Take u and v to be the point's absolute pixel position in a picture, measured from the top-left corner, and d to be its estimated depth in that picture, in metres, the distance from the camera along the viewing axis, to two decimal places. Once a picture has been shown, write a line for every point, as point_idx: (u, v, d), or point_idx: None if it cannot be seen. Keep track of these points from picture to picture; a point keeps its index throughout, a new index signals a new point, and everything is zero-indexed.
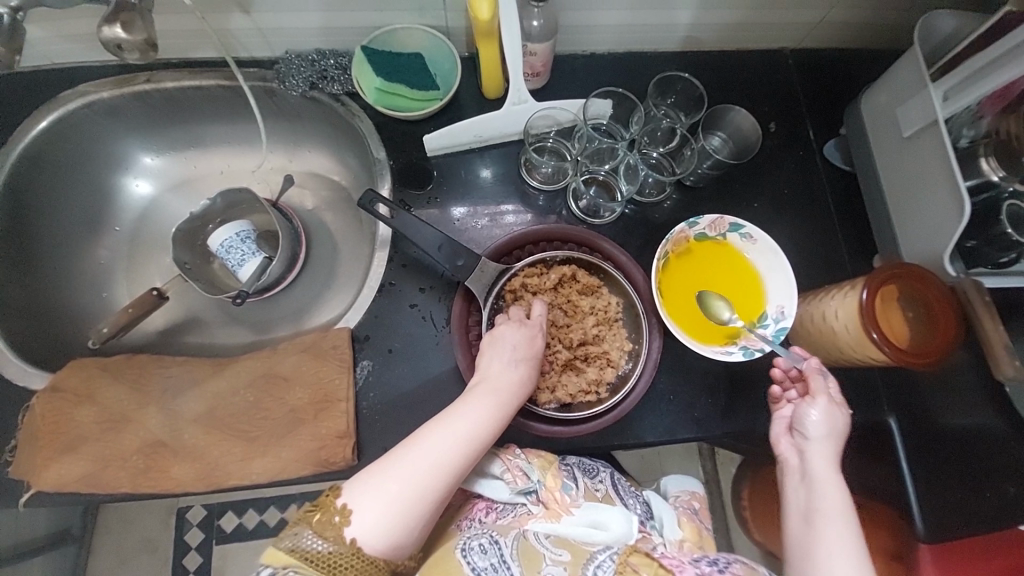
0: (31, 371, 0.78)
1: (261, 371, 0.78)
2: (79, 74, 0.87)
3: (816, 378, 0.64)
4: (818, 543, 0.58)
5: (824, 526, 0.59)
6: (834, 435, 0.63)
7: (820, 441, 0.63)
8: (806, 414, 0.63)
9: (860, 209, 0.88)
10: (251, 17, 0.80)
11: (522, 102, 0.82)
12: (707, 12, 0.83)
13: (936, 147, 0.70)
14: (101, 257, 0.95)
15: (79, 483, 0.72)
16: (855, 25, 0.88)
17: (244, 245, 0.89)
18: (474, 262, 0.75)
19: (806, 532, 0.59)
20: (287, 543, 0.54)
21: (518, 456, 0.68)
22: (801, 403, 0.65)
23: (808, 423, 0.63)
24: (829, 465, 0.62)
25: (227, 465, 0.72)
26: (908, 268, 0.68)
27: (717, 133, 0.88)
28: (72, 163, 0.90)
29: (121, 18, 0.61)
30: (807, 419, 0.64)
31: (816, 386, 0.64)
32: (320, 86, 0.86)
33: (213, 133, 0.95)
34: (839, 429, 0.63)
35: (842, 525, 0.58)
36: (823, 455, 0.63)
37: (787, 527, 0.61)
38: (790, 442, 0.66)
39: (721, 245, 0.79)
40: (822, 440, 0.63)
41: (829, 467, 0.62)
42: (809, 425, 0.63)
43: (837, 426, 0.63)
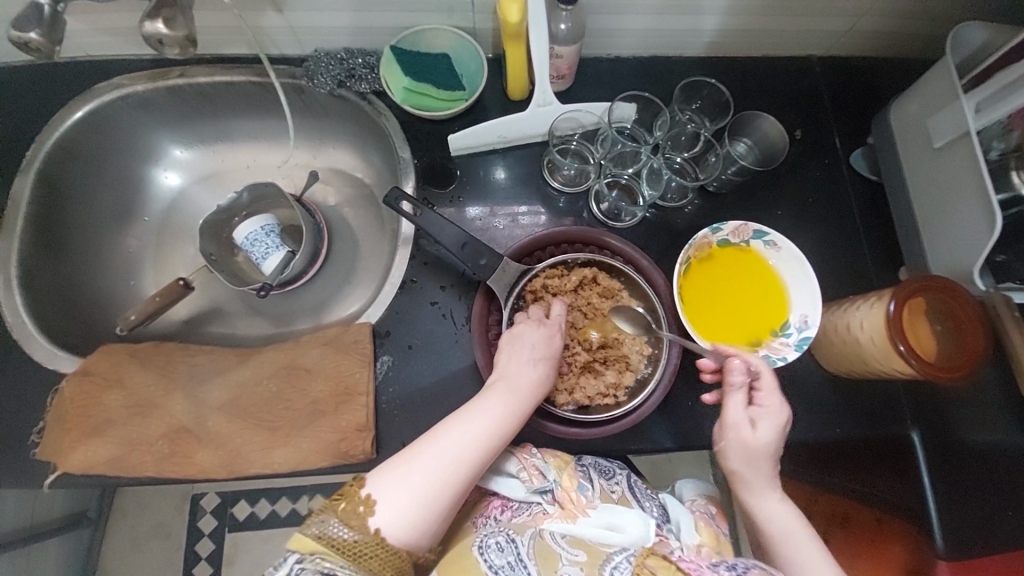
0: (60, 355, 0.80)
1: (284, 362, 0.80)
2: (114, 67, 0.89)
3: (729, 407, 0.63)
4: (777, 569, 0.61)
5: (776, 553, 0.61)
6: (761, 459, 0.62)
7: (750, 467, 0.62)
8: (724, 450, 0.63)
9: (885, 220, 0.87)
10: (283, 16, 0.82)
11: (547, 104, 0.82)
12: (735, 18, 0.83)
13: (968, 159, 0.69)
14: (129, 246, 0.97)
15: (105, 465, 0.74)
16: (886, 34, 0.87)
17: (268, 239, 0.90)
18: (496, 262, 0.75)
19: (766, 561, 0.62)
20: (314, 530, 0.55)
21: (534, 456, 0.69)
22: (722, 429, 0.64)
23: (732, 455, 0.63)
24: (767, 490, 0.62)
25: (249, 454, 0.74)
26: (937, 281, 0.67)
27: (743, 139, 0.88)
28: (105, 154, 0.93)
29: (164, 14, 0.63)
30: (730, 450, 0.63)
31: (732, 416, 0.63)
32: (348, 84, 0.87)
33: (241, 127, 0.97)
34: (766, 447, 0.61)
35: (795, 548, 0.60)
36: (756, 483, 0.62)
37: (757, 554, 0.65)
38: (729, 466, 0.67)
39: (744, 252, 0.79)
40: (749, 469, 0.62)
41: (767, 493, 0.62)
42: (734, 457, 0.63)
43: (764, 448, 0.61)
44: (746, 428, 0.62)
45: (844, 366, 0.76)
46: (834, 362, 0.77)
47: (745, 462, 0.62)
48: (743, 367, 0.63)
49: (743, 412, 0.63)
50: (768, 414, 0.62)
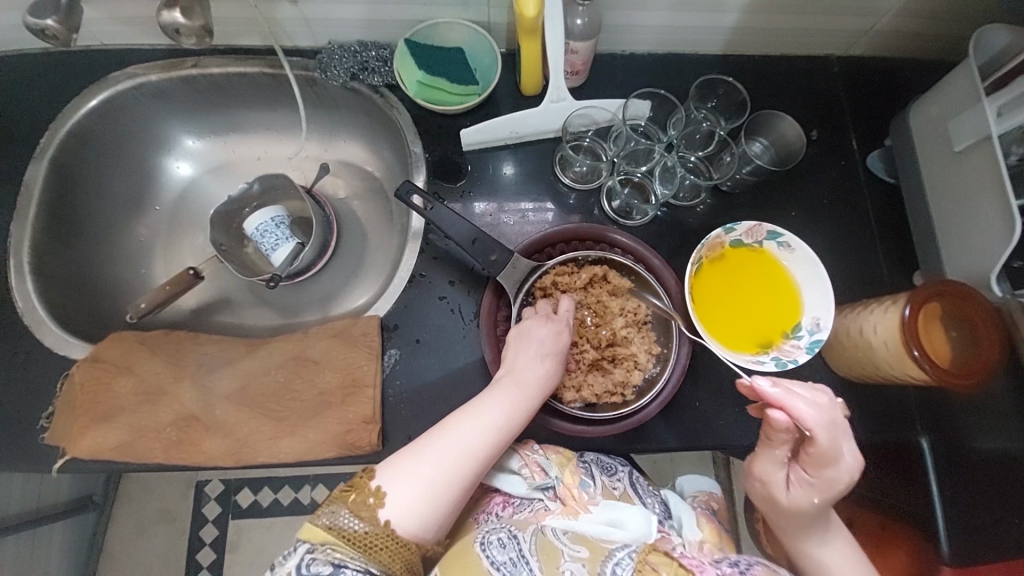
0: (71, 341, 0.81)
1: (292, 353, 0.80)
2: (128, 55, 0.89)
3: (765, 464, 0.61)
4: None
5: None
6: (801, 515, 0.60)
7: (792, 519, 0.61)
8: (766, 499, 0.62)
9: (901, 222, 0.86)
10: (298, 7, 0.81)
11: (561, 100, 0.82)
12: (754, 16, 0.82)
13: (989, 162, 0.67)
14: (141, 234, 0.97)
15: (114, 451, 0.74)
16: (907, 33, 0.85)
17: (278, 230, 0.91)
18: (506, 258, 0.75)
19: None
20: (324, 521, 0.55)
21: (535, 452, 0.69)
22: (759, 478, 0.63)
23: (774, 505, 0.62)
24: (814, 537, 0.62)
25: (256, 443, 0.74)
26: (951, 286, 0.66)
27: (760, 139, 0.87)
28: (118, 143, 0.93)
29: (181, 3, 0.63)
30: (771, 500, 0.62)
31: (768, 473, 0.61)
32: (361, 77, 0.87)
33: (253, 118, 0.97)
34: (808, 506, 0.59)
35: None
36: (799, 529, 0.61)
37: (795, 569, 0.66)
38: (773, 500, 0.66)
39: (757, 252, 0.78)
40: (793, 519, 0.61)
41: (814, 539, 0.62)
42: (775, 505, 0.62)
43: (805, 507, 0.60)
44: (780, 487, 0.61)
45: (855, 370, 0.76)
46: (844, 366, 0.77)
47: (789, 513, 0.61)
48: (789, 428, 0.58)
49: (782, 472, 0.61)
50: (817, 479, 0.58)
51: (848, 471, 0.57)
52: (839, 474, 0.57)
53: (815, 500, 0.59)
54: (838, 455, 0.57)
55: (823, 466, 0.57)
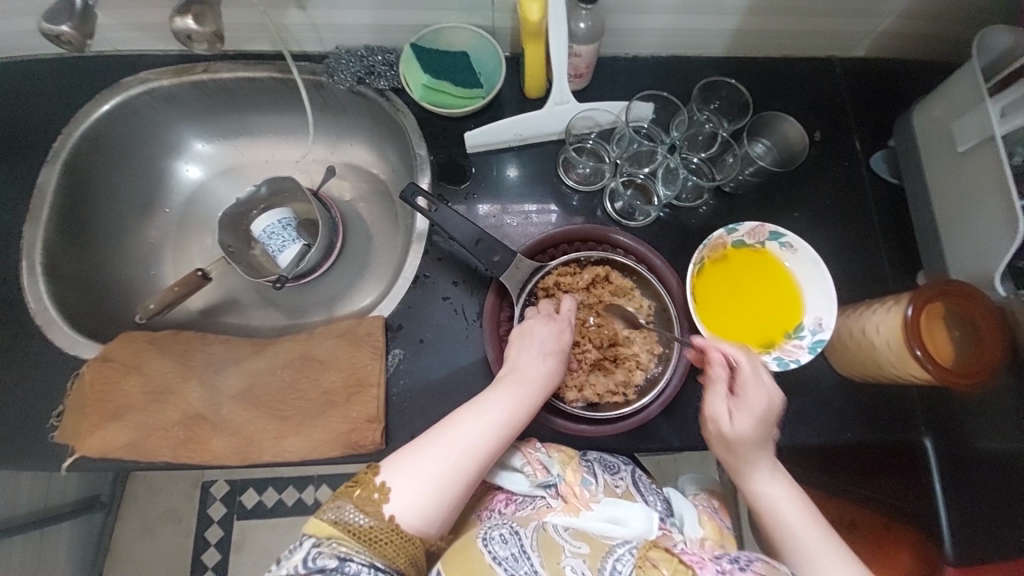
0: (82, 341, 0.83)
1: (297, 353, 0.81)
2: (141, 61, 0.91)
3: (709, 402, 0.65)
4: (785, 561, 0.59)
5: (781, 541, 0.59)
6: (745, 448, 0.62)
7: (742, 458, 0.63)
8: (716, 442, 0.65)
9: (905, 223, 0.86)
10: (306, 13, 0.83)
11: (564, 103, 0.83)
12: (757, 19, 0.83)
13: (993, 163, 0.67)
14: (150, 236, 0.99)
15: (122, 450, 0.75)
16: (911, 35, 0.85)
17: (285, 232, 0.92)
18: (509, 258, 0.75)
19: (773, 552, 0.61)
20: (330, 515, 0.56)
21: (538, 450, 0.70)
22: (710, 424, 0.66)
23: (723, 446, 0.64)
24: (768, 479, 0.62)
25: (261, 442, 0.75)
26: (954, 286, 0.67)
27: (762, 140, 0.87)
28: (129, 146, 0.95)
29: (193, 10, 0.65)
30: (721, 442, 0.64)
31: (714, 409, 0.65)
32: (367, 81, 0.88)
33: (262, 122, 0.99)
34: (751, 436, 0.62)
35: (792, 531, 0.59)
36: (751, 469, 0.63)
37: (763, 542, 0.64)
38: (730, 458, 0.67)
39: (759, 253, 0.78)
40: (742, 457, 0.63)
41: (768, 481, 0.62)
42: (724, 446, 0.64)
43: (748, 437, 0.62)
44: (725, 420, 0.63)
45: (857, 370, 0.75)
46: (847, 366, 0.76)
47: (737, 449, 0.63)
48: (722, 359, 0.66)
49: (724, 405, 0.64)
50: (749, 404, 0.62)
51: (772, 395, 0.63)
52: (764, 395, 0.62)
53: (753, 426, 0.62)
54: (761, 379, 0.63)
55: (750, 389, 0.63)
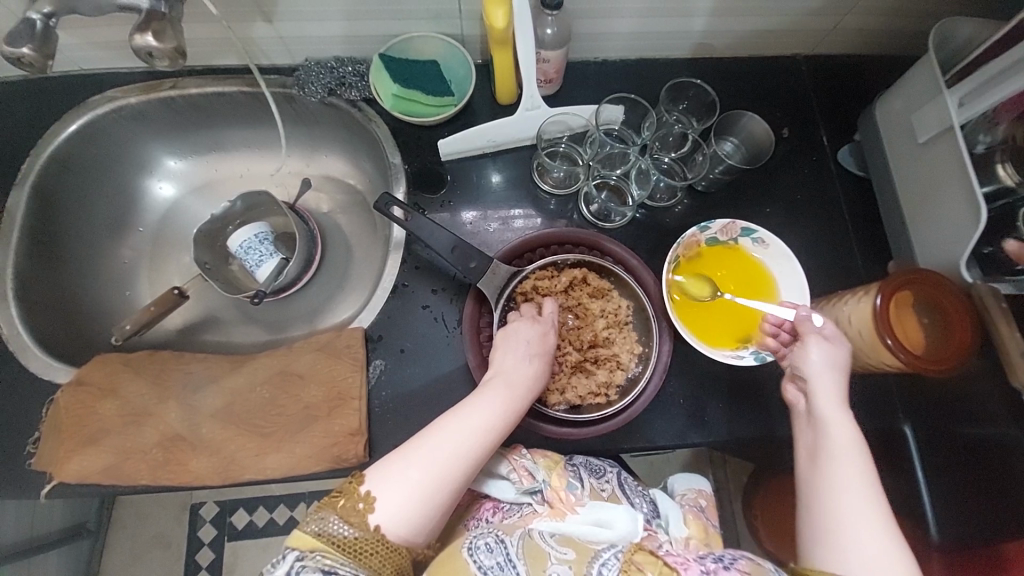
0: (56, 366, 0.81)
1: (277, 368, 0.80)
2: (109, 80, 0.91)
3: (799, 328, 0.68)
4: (822, 484, 0.58)
5: (828, 465, 0.58)
6: (833, 369, 0.65)
7: (822, 379, 0.64)
8: (803, 357, 0.65)
9: (874, 215, 0.87)
10: (273, 26, 0.83)
11: (535, 108, 0.83)
12: (720, 20, 0.84)
13: (952, 152, 0.69)
14: (125, 256, 0.98)
15: (100, 474, 0.74)
16: (871, 31, 0.88)
17: (262, 246, 0.91)
18: (486, 265, 0.76)
19: (813, 473, 0.59)
20: (314, 527, 0.55)
21: (524, 457, 0.69)
22: (796, 350, 0.67)
23: (807, 363, 0.65)
24: (836, 403, 0.62)
25: (243, 460, 0.74)
26: (920, 275, 0.68)
27: (730, 139, 0.89)
28: (100, 166, 0.94)
29: (152, 27, 0.64)
30: (807, 361, 0.65)
31: (805, 330, 0.67)
32: (338, 92, 0.88)
33: (234, 137, 0.98)
34: (841, 362, 0.65)
35: (847, 459, 0.58)
36: (829, 394, 0.63)
37: (797, 464, 0.62)
38: (799, 386, 0.67)
39: (732, 249, 0.80)
40: (824, 380, 0.64)
41: (836, 406, 0.62)
42: (809, 364, 0.65)
43: (837, 363, 0.65)
44: (815, 339, 0.66)
45: None
46: None
47: (825, 370, 0.64)
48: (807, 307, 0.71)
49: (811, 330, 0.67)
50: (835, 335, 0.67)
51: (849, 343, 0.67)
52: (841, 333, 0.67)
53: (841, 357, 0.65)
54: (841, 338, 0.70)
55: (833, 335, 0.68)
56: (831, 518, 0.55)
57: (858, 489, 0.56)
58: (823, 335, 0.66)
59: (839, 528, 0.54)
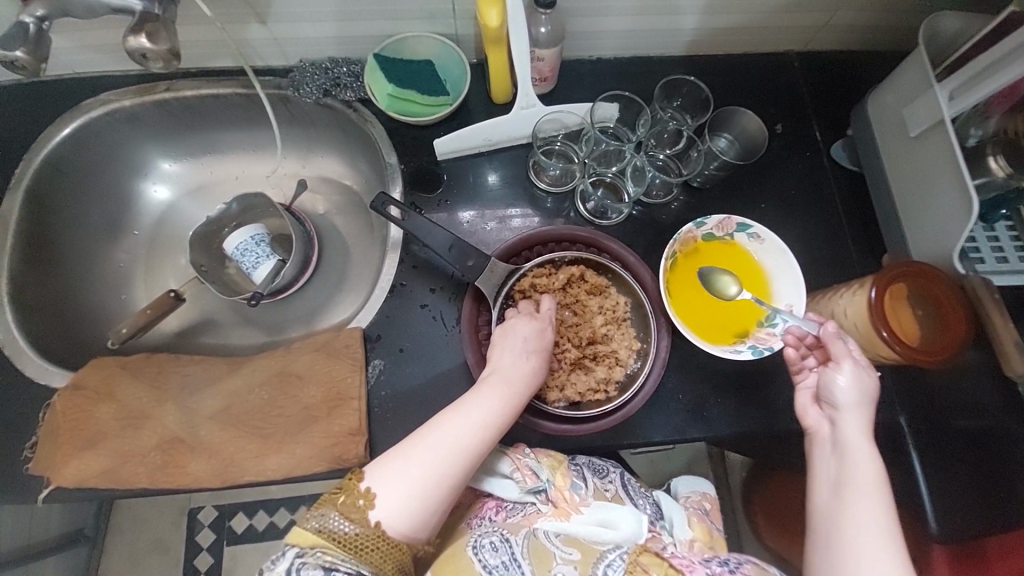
0: (52, 370, 0.81)
1: (275, 369, 0.80)
2: (102, 82, 0.90)
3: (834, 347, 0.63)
4: (846, 518, 0.57)
5: (853, 499, 0.57)
6: (862, 394, 0.62)
7: (851, 410, 0.61)
8: (833, 382, 0.62)
9: (868, 208, 0.88)
10: (267, 27, 0.83)
11: (530, 107, 0.83)
12: (712, 17, 0.85)
13: (943, 145, 0.70)
14: (120, 259, 0.97)
15: (99, 478, 0.74)
16: (862, 27, 0.88)
17: (258, 248, 0.91)
18: (484, 263, 0.76)
19: (834, 505, 0.58)
20: (314, 524, 0.55)
21: (527, 456, 0.69)
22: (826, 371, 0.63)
23: (835, 391, 0.62)
24: (862, 433, 0.61)
25: (242, 462, 0.74)
26: (915, 266, 0.69)
27: (724, 135, 0.89)
28: (94, 170, 0.93)
29: (146, 29, 0.64)
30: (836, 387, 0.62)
31: (837, 352, 0.63)
32: (333, 93, 0.88)
33: (228, 138, 0.98)
34: (870, 391, 0.62)
35: (872, 496, 0.57)
36: (857, 421, 0.61)
37: (815, 493, 0.61)
38: (823, 413, 0.64)
39: (729, 245, 0.80)
40: (851, 406, 0.61)
41: (862, 436, 0.60)
42: (837, 392, 0.62)
43: (867, 390, 0.62)
44: (852, 365, 0.62)
45: None
46: None
47: (854, 396, 0.61)
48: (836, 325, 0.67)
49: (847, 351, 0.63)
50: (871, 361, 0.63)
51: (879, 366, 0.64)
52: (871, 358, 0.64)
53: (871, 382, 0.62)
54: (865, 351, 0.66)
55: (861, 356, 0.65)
56: (853, 550, 0.55)
57: (877, 523, 0.56)
58: (855, 359, 0.63)
59: (863, 562, 0.55)
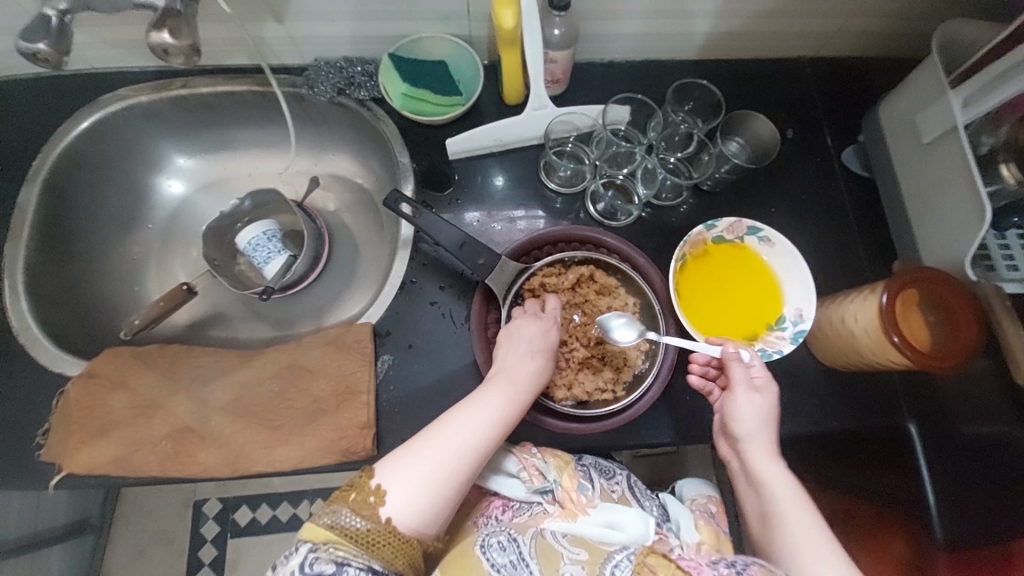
0: (66, 358, 0.82)
1: (286, 362, 0.81)
2: (121, 78, 0.92)
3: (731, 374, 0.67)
4: (778, 544, 0.60)
5: (777, 527, 0.60)
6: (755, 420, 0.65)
7: (752, 436, 0.65)
8: (732, 413, 0.66)
9: (879, 214, 0.88)
10: (284, 26, 0.84)
11: (542, 108, 0.84)
12: (725, 22, 0.86)
13: (955, 151, 0.70)
14: (134, 251, 0.98)
15: (109, 467, 0.74)
16: (875, 33, 0.89)
17: (270, 243, 0.92)
18: (494, 260, 0.76)
19: (767, 535, 0.61)
20: (326, 520, 0.55)
21: (534, 455, 0.70)
22: (727, 400, 0.67)
23: (736, 418, 0.66)
24: (769, 460, 0.64)
25: (251, 453, 0.74)
26: (924, 272, 0.69)
27: (736, 139, 0.89)
28: (112, 163, 0.95)
29: (169, 24, 0.65)
30: (736, 415, 0.66)
31: (735, 378, 0.67)
32: (347, 92, 0.89)
33: (243, 134, 0.99)
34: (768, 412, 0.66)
35: (795, 514, 0.60)
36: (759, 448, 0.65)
37: (753, 532, 0.63)
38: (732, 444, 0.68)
39: (739, 248, 0.80)
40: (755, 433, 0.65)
41: (769, 461, 0.64)
42: (738, 420, 0.66)
43: (763, 414, 0.65)
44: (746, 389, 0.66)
45: (839, 358, 0.77)
46: (827, 355, 0.78)
47: (751, 424, 0.65)
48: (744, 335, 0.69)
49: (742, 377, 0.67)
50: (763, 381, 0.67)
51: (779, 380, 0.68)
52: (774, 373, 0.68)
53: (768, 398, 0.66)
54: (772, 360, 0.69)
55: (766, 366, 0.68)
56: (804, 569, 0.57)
57: (811, 532, 0.59)
58: (750, 382, 0.67)
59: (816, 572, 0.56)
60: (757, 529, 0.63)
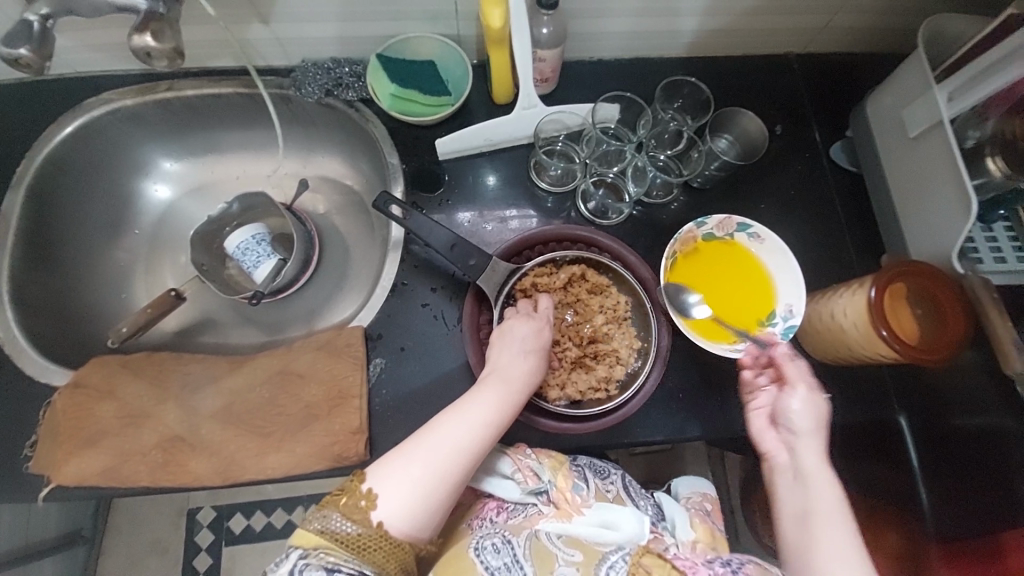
0: (52, 368, 0.80)
1: (276, 368, 0.80)
2: (104, 82, 0.90)
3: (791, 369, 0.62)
4: (818, 550, 0.53)
5: (822, 529, 0.54)
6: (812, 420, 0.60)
7: (804, 435, 0.59)
8: (787, 407, 0.60)
9: (867, 209, 0.89)
10: (269, 27, 0.83)
11: (532, 107, 0.84)
12: (713, 20, 0.86)
13: (941, 146, 0.71)
14: (121, 258, 0.97)
15: (99, 477, 0.74)
16: (861, 30, 0.89)
17: (259, 247, 0.91)
18: (485, 262, 0.76)
19: (806, 538, 0.55)
20: (316, 525, 0.56)
21: (528, 457, 0.69)
22: (782, 395, 0.62)
23: (791, 412, 0.60)
24: (819, 459, 0.58)
25: (243, 460, 0.74)
26: (913, 266, 0.69)
27: (725, 135, 0.90)
28: (96, 168, 0.94)
29: (151, 27, 0.64)
30: (792, 410, 0.60)
31: (793, 373, 0.61)
32: (335, 93, 0.88)
33: (230, 138, 0.98)
34: (823, 416, 0.60)
35: (839, 526, 0.54)
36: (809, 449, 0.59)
37: (784, 531, 0.57)
38: (777, 436, 0.62)
39: (729, 244, 0.80)
40: (810, 432, 0.59)
41: (819, 461, 0.58)
42: (793, 415, 0.60)
43: (820, 415, 0.60)
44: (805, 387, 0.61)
45: (828, 353, 0.77)
46: (817, 349, 0.79)
47: (806, 422, 0.60)
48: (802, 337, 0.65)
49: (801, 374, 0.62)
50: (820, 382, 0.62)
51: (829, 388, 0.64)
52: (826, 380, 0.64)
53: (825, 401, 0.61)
54: None
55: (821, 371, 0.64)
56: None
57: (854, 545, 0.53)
58: (811, 381, 0.61)
59: None
60: (789, 531, 0.57)
